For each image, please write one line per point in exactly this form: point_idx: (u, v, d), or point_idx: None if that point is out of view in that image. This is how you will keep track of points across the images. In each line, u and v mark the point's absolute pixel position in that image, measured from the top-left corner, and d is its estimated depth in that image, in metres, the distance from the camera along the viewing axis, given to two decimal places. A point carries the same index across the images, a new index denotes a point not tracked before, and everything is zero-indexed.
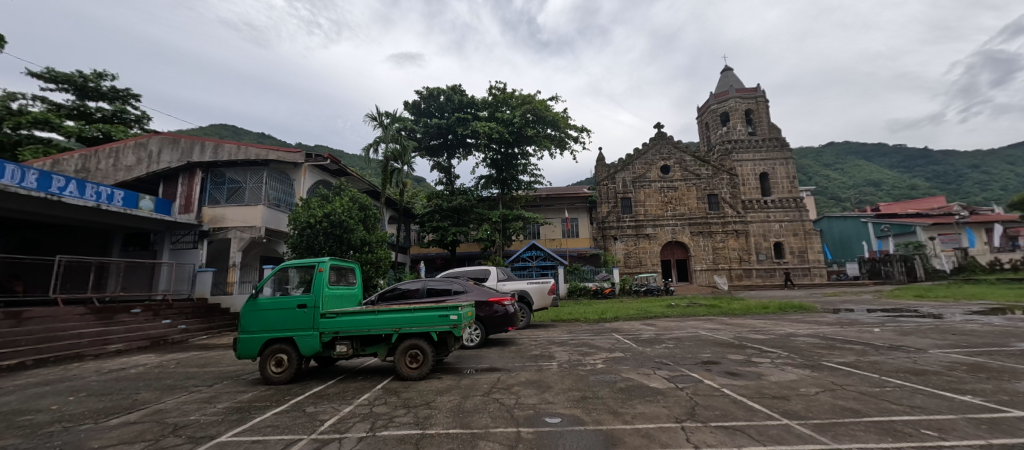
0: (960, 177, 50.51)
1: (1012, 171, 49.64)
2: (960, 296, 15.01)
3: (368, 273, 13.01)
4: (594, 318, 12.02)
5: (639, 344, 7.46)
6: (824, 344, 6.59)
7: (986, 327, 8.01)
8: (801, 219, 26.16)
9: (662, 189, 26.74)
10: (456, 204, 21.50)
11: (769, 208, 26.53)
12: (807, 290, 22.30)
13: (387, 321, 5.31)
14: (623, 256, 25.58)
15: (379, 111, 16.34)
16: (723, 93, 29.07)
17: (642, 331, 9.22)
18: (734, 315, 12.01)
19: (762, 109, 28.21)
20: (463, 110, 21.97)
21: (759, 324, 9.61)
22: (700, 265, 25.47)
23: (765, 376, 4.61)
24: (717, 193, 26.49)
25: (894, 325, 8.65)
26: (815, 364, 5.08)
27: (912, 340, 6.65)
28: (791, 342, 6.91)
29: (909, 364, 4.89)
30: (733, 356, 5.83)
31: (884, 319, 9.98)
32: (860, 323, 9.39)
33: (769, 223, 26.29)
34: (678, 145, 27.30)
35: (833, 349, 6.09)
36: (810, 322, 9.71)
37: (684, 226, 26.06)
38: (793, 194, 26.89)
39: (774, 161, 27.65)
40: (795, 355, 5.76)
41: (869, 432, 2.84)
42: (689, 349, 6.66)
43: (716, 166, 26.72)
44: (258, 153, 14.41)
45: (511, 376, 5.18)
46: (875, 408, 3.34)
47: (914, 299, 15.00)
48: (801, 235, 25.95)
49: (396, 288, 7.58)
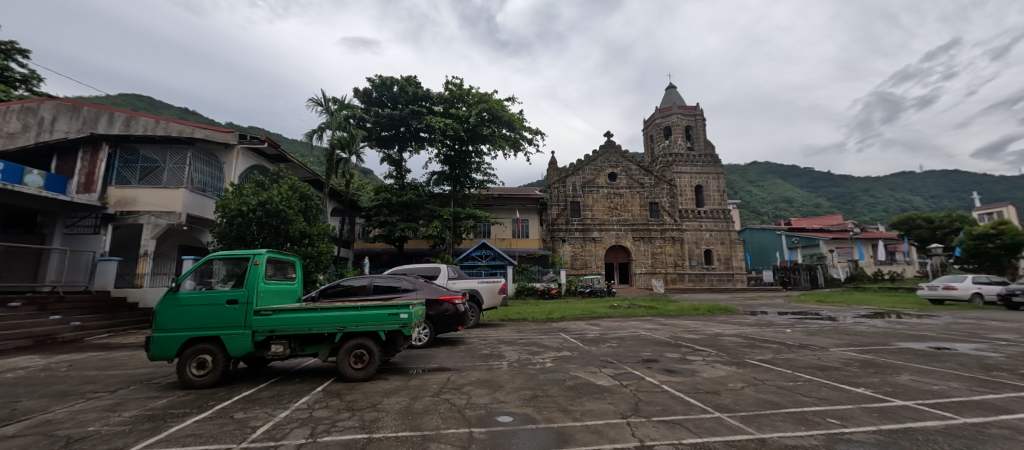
0: (854, 199, 58.61)
1: (893, 197, 58.51)
2: (852, 302, 17.40)
3: (308, 268, 12.18)
4: (542, 317, 12.28)
5: (586, 343, 7.73)
6: (746, 343, 7.30)
7: (871, 329, 9.40)
8: (728, 229, 28.77)
9: (609, 195, 28.04)
10: (407, 198, 20.75)
11: (701, 218, 28.94)
12: (731, 294, 24.56)
13: (330, 320, 4.99)
14: (569, 258, 26.50)
15: (324, 96, 15.42)
16: (667, 109, 31.24)
17: (587, 331, 9.55)
18: (669, 316, 12.92)
19: (700, 126, 30.59)
20: (417, 103, 21.24)
21: (691, 324, 10.44)
22: (640, 268, 27.03)
23: (698, 373, 5.01)
24: (658, 201, 28.29)
25: (802, 327, 9.80)
26: (740, 362, 5.61)
27: (817, 339, 7.58)
28: (719, 341, 7.60)
29: (815, 361, 5.59)
30: (669, 355, 6.25)
31: (793, 320, 11.32)
32: (774, 324, 10.54)
33: (701, 232, 28.70)
34: (625, 154, 28.76)
35: (754, 348, 6.80)
36: (734, 323, 10.70)
37: (627, 232, 27.48)
38: (722, 206, 29.39)
39: (708, 176, 30.05)
40: (723, 353, 6.33)
41: (787, 422, 3.19)
42: (632, 348, 7.03)
43: (657, 176, 28.56)
44: (182, 130, 12.87)
45: (461, 376, 5.12)
46: (790, 400, 3.76)
47: (816, 304, 17.12)
48: (727, 243, 28.54)
49: (339, 284, 7.22)
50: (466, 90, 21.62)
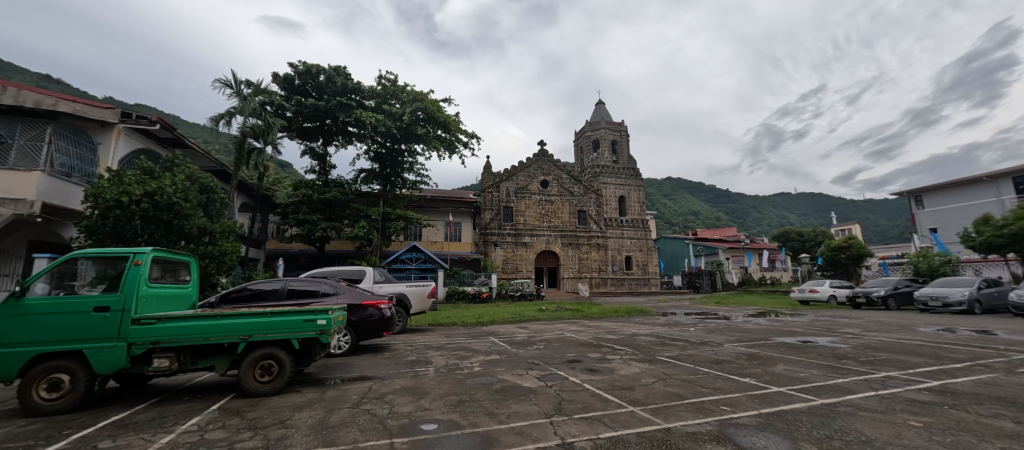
0: (746, 214, 67.74)
1: (775, 213, 68.77)
2: (743, 303, 20.03)
3: (207, 270, 10.70)
4: (471, 321, 12.22)
5: (514, 346, 7.87)
6: (657, 341, 8.01)
7: (756, 326, 10.91)
8: (646, 237, 31.40)
9: (541, 202, 28.96)
10: (331, 196, 19.27)
11: (623, 227, 31.21)
12: (647, 297, 26.80)
13: (231, 328, 4.43)
14: (501, 262, 26.79)
15: (235, 78, 13.81)
16: (596, 123, 33.31)
17: (516, 334, 9.72)
18: (592, 318, 13.68)
19: (624, 141, 33.09)
20: (345, 95, 19.91)
21: (611, 325, 11.16)
22: (568, 272, 28.27)
23: (616, 371, 5.37)
24: (586, 210, 29.91)
25: (704, 326, 11.04)
26: (652, 359, 6.14)
27: (714, 337, 8.58)
28: (635, 340, 8.23)
29: (712, 355, 6.33)
30: (591, 355, 6.61)
31: (697, 320, 12.70)
32: (681, 324, 11.72)
33: (622, 239, 30.93)
34: (557, 163, 29.97)
35: (664, 345, 7.49)
36: (649, 323, 11.69)
37: (557, 237, 28.59)
38: (641, 216, 31.99)
39: (630, 188, 32.50)
40: (638, 351, 6.87)
41: (688, 411, 3.56)
42: (557, 349, 7.30)
43: (586, 186, 30.22)
44: (40, 100, 10.57)
45: (384, 384, 4.88)
46: (691, 392, 4.20)
47: (715, 305, 19.42)
48: (645, 250, 31.12)
49: (246, 289, 6.46)
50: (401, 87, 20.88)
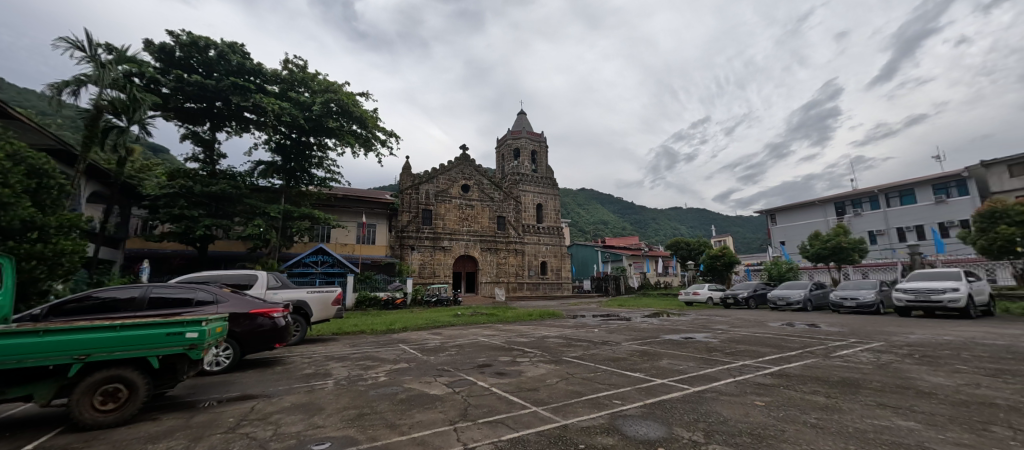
0: (646, 225, 75.59)
1: (669, 225, 77.89)
2: (641, 305, 22.22)
3: (33, 275, 8.48)
4: (381, 329, 11.56)
5: (425, 353, 7.65)
6: (565, 342, 8.47)
7: (650, 325, 12.19)
8: (560, 244, 33.12)
9: (461, 206, 28.80)
10: (218, 189, 16.74)
11: (540, 233, 32.53)
12: (559, 300, 28.18)
13: (61, 346, 3.57)
14: (418, 266, 25.94)
15: (87, 39, 11.30)
16: (517, 132, 34.36)
17: (428, 341, 9.47)
18: (506, 322, 13.95)
19: (543, 152, 34.66)
20: (240, 76, 17.46)
21: (523, 329, 11.50)
22: (485, 277, 28.47)
23: (524, 373, 5.53)
24: (505, 215, 30.52)
25: (606, 326, 12.00)
26: (557, 359, 6.47)
27: (614, 336, 9.37)
28: (545, 342, 8.60)
29: (610, 353, 6.90)
30: (502, 358, 6.72)
31: (601, 321, 13.74)
32: (587, 325, 12.59)
33: (538, 245, 32.19)
34: (479, 168, 30.15)
35: (570, 346, 7.95)
36: (559, 325, 12.33)
37: (476, 242, 28.65)
38: (557, 223, 33.66)
39: (547, 196, 34.03)
40: (546, 353, 7.18)
41: (585, 407, 3.82)
42: (469, 354, 7.28)
43: (506, 192, 30.89)
44: None
45: (271, 403, 4.36)
46: (589, 388, 4.52)
47: (618, 307, 21.25)
48: (559, 256, 32.78)
49: (90, 297, 5.18)
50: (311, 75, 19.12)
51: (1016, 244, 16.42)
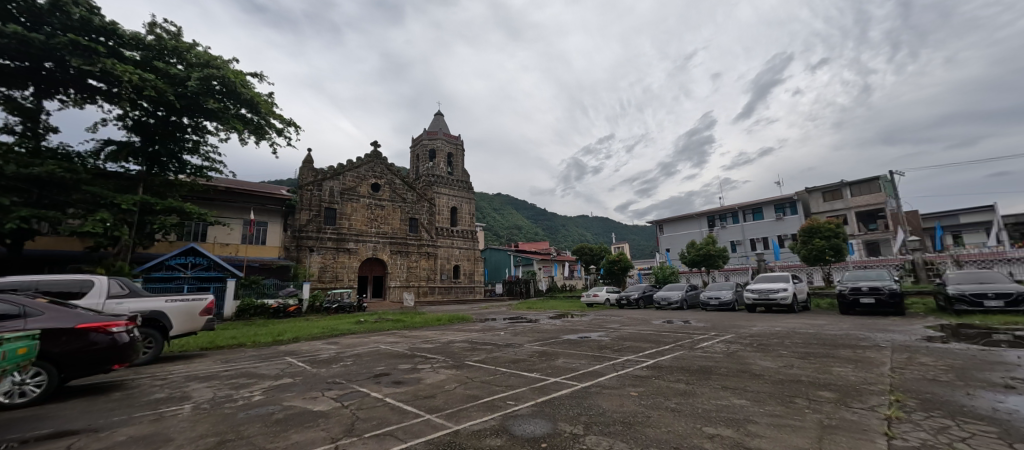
0: (556, 231, 80.00)
1: (577, 232, 83.57)
2: (548, 307, 23.38)
3: None
4: (265, 341, 10.25)
5: (315, 365, 6.98)
6: (470, 346, 8.49)
7: (553, 327, 12.90)
8: (473, 248, 33.19)
9: (370, 206, 27.10)
10: (44, 172, 12.95)
11: (453, 237, 32.20)
12: (471, 304, 28.14)
13: None
14: (317, 270, 23.66)
15: None
16: (434, 133, 33.60)
17: (322, 351, 8.67)
18: (413, 328, 13.47)
19: (459, 155, 34.47)
20: (80, 34, 13.95)
21: (430, 334, 11.23)
22: (395, 281, 27.14)
23: (422, 380, 5.39)
24: (418, 217, 29.58)
25: (513, 329, 12.35)
26: (460, 364, 6.44)
27: (518, 338, 9.68)
28: (449, 347, 8.51)
29: (512, 356, 7.10)
30: (402, 366, 6.46)
31: (508, 324, 14.10)
32: (495, 328, 12.81)
33: (452, 249, 31.80)
34: (390, 167, 28.78)
35: (474, 350, 7.99)
36: (466, 330, 12.33)
37: (385, 244, 27.18)
38: (471, 227, 33.65)
39: (462, 200, 33.85)
40: (449, 358, 7.10)
41: (479, 410, 3.86)
42: (366, 364, 6.85)
43: (419, 194, 29.97)
44: None
45: (97, 439, 3.52)
46: (486, 392, 4.58)
47: (527, 310, 22.04)
48: (472, 260, 32.80)
49: None
50: (187, 45, 16.19)
51: (827, 253, 21.34)
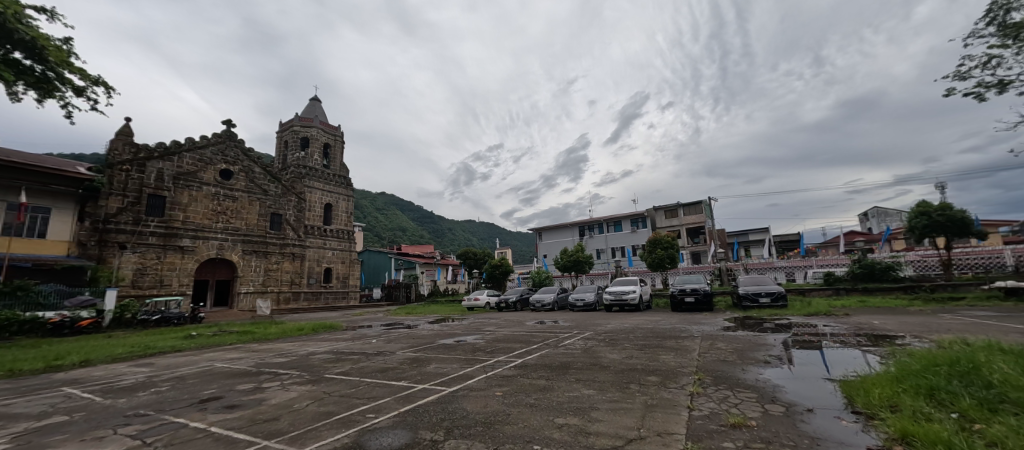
0: (442, 235, 79.09)
1: (463, 236, 84.05)
2: (428, 312, 22.79)
3: None
4: (30, 368, 7.54)
5: (110, 395, 5.40)
6: (334, 358, 7.69)
7: (430, 332, 12.62)
8: (350, 249, 30.39)
9: (216, 196, 22.52)
10: None
11: (326, 236, 28.96)
12: (342, 311, 25.57)
13: None
14: (132, 273, 18.61)
15: None
16: (308, 119, 29.64)
17: (125, 376, 6.77)
18: (265, 340, 11.59)
19: (338, 147, 31.22)
20: None
21: (286, 347, 9.83)
22: (246, 287, 23.04)
23: (266, 401, 4.63)
24: (282, 213, 25.71)
25: (386, 336, 11.66)
26: (317, 378, 5.76)
27: (391, 346, 9.17)
28: (308, 360, 7.56)
29: (380, 364, 6.67)
30: (240, 387, 5.46)
31: (382, 331, 13.26)
32: (366, 336, 11.91)
33: (323, 250, 28.51)
34: (248, 152, 24.56)
35: (337, 361, 7.25)
36: (332, 340, 11.16)
37: (236, 243, 22.86)
38: (347, 227, 30.79)
39: (338, 196, 30.66)
40: (304, 373, 6.29)
41: (331, 428, 3.49)
42: (189, 388, 5.58)
43: (285, 186, 26.12)
44: None
45: None
46: (344, 406, 4.18)
47: (405, 315, 21.14)
48: (347, 263, 29.96)
49: None
50: None
51: (665, 261, 25.98)
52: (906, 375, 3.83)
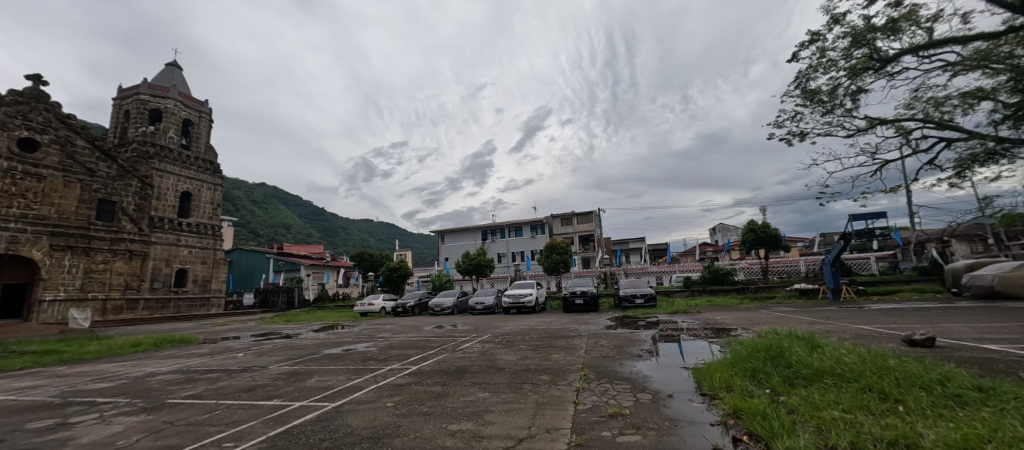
0: (334, 234, 72.39)
1: (359, 236, 78.12)
2: (313, 319, 20.50)
3: None
4: None
5: None
6: (182, 379, 6.32)
7: (313, 341, 11.35)
8: (214, 247, 25.64)
9: (9, 172, 16.92)
10: None
11: (180, 231, 23.96)
12: (200, 321, 21.45)
13: None
14: None
15: None
16: (161, 88, 24.23)
17: None
18: (79, 361, 9.03)
19: (203, 126, 26.12)
20: None
21: (112, 368, 7.81)
22: (54, 294, 17.69)
23: (73, 441, 3.57)
24: (117, 201, 20.60)
25: (257, 348, 10.11)
26: (155, 405, 4.67)
27: (262, 359, 7.97)
28: (144, 383, 6.10)
29: (247, 382, 5.72)
30: (31, 426, 4.12)
31: (252, 343, 11.47)
32: (231, 349, 10.16)
33: (176, 248, 23.52)
34: (66, 120, 19.30)
35: (186, 382, 5.99)
36: (182, 356, 9.24)
37: (39, 236, 17.49)
38: (213, 221, 25.89)
39: (202, 184, 25.57)
40: (137, 400, 5.05)
41: None
42: None
43: (123, 167, 21.02)
44: None
45: None
46: (192, 437, 3.46)
47: (284, 323, 18.68)
48: (210, 263, 25.25)
49: None
50: None
51: (560, 266, 27.88)
52: (738, 360, 4.73)
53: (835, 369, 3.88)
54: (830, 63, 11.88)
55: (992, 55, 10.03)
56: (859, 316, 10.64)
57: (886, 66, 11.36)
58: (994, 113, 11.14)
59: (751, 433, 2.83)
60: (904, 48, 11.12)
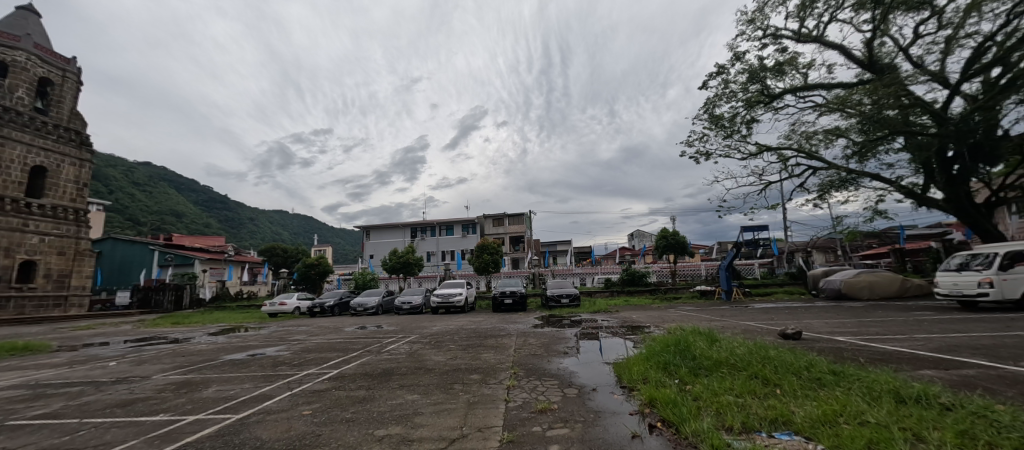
0: (240, 225, 64.43)
1: (270, 229, 70.46)
2: (208, 321, 17.94)
3: None
4: None
5: None
6: (28, 395, 5.11)
7: (209, 346, 9.96)
8: (75, 236, 21.23)
9: None
10: None
11: (28, 214, 19.43)
12: (52, 325, 17.54)
13: None
14: None
15: None
16: (8, 35, 19.47)
17: None
18: None
19: (68, 88, 21.52)
20: None
21: None
22: None
23: None
24: None
25: (134, 356, 8.56)
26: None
27: (142, 368, 6.77)
28: None
29: (123, 396, 4.82)
30: None
31: (127, 350, 9.69)
32: (98, 358, 8.47)
33: (20, 234, 18.99)
34: None
35: (35, 399, 4.86)
36: (25, 367, 7.47)
37: None
38: (76, 204, 21.42)
39: (62, 159, 20.99)
40: None
41: None
42: None
43: None
44: None
45: None
46: None
47: (170, 326, 16.07)
48: (70, 254, 20.85)
49: None
50: None
51: (489, 266, 28.06)
52: (652, 355, 5.17)
53: (729, 360, 4.45)
54: (732, 94, 13.66)
55: (847, 101, 12.37)
56: (746, 313, 12.33)
57: (773, 101, 13.39)
58: (847, 148, 13.74)
59: (664, 420, 3.13)
60: (787, 87, 13.22)
